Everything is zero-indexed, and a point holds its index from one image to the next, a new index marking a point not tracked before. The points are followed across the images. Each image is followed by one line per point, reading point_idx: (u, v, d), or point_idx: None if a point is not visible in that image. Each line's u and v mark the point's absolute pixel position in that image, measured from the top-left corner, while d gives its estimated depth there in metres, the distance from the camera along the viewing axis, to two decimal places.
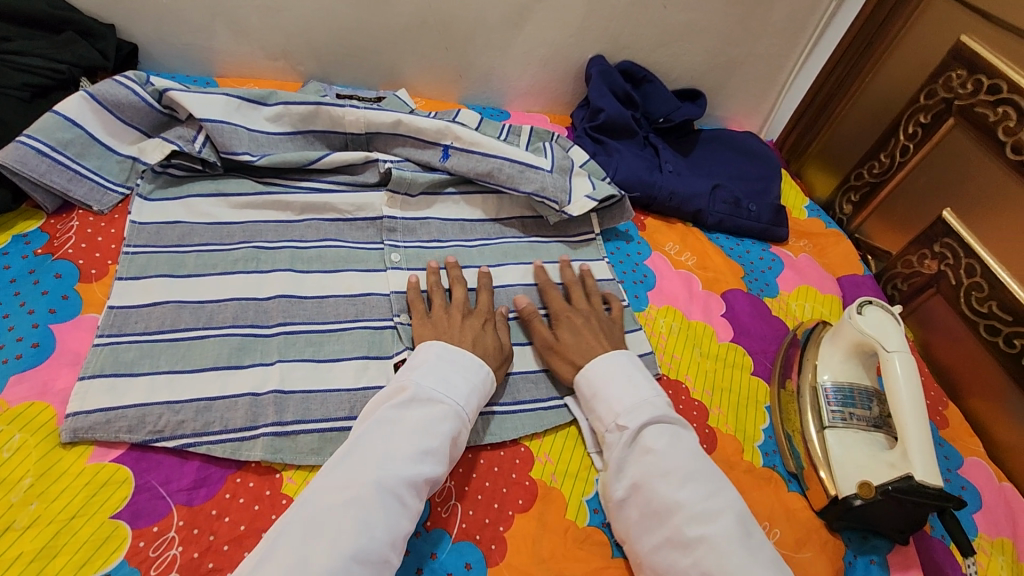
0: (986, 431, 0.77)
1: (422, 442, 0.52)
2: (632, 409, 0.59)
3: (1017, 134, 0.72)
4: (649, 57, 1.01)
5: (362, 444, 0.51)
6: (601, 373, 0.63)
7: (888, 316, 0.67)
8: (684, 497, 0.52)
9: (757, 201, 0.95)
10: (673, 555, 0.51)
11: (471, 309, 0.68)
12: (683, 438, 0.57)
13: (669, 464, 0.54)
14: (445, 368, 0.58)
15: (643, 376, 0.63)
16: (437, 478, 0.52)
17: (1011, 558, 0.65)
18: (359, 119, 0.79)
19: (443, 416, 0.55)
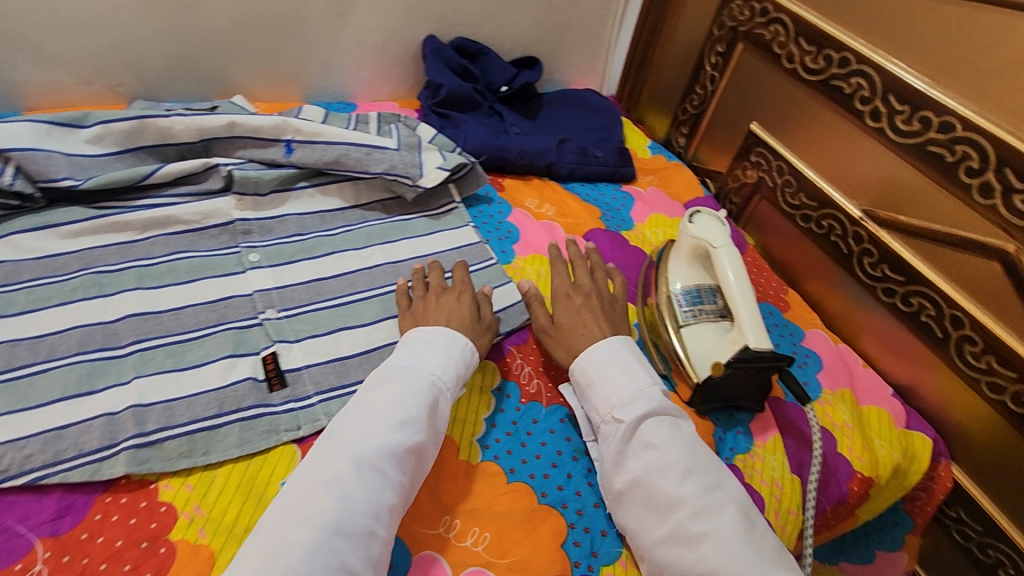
0: (822, 306, 0.89)
1: (398, 415, 0.54)
2: (629, 402, 0.59)
3: (788, 46, 0.84)
4: (480, 31, 1.05)
5: (336, 433, 0.54)
6: (597, 365, 0.63)
7: (713, 220, 0.75)
8: (685, 491, 0.53)
9: (602, 147, 1.02)
10: (678, 550, 0.52)
11: (445, 288, 0.70)
12: (682, 429, 0.59)
13: (670, 457, 0.55)
14: (419, 347, 0.60)
15: (638, 365, 0.63)
16: (421, 447, 0.54)
17: (851, 404, 0.76)
18: (190, 127, 0.77)
19: (418, 387, 0.57)
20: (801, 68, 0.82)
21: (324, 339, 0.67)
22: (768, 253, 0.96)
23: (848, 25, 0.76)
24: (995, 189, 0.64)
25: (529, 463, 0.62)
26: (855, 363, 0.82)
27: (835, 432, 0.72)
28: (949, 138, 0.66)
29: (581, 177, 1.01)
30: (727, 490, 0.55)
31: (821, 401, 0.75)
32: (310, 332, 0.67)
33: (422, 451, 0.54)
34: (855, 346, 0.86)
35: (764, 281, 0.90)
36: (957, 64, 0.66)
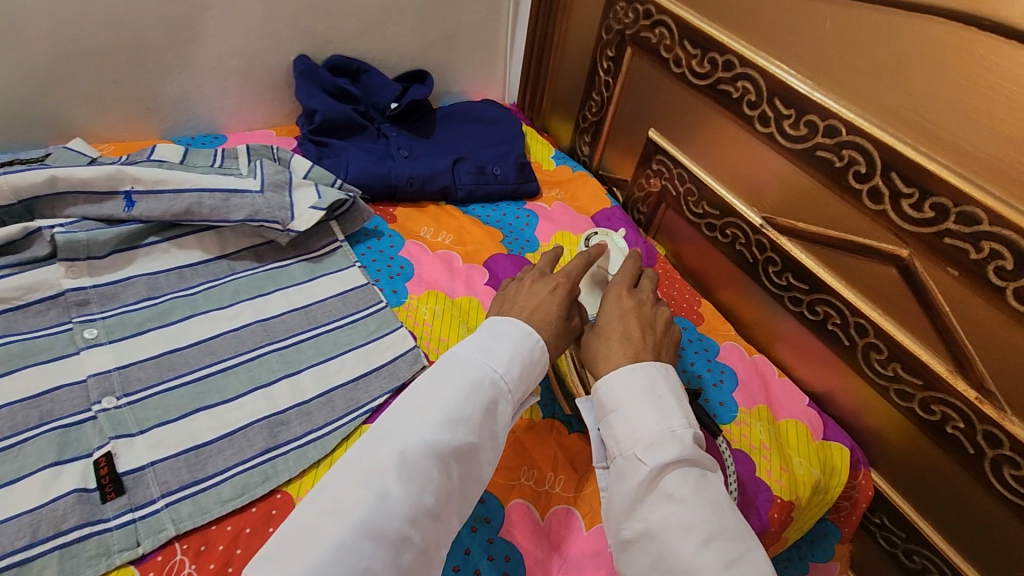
0: (736, 315, 0.86)
1: (450, 412, 0.49)
2: (654, 444, 0.50)
3: (674, 49, 0.79)
4: (358, 47, 0.97)
5: (387, 425, 0.49)
6: (627, 391, 0.54)
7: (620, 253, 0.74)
8: (704, 561, 0.45)
9: (501, 163, 0.96)
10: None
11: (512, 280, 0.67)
12: (711, 484, 0.49)
13: (691, 515, 0.46)
14: (487, 339, 0.55)
15: (676, 399, 0.54)
16: (469, 450, 0.49)
17: (768, 421, 0.73)
18: (1, 186, 0.66)
19: (475, 381, 0.51)
20: (689, 72, 0.78)
21: (175, 425, 0.58)
22: (681, 262, 0.93)
23: (730, 25, 0.72)
24: (883, 194, 0.61)
25: None
26: (771, 375, 0.79)
27: (752, 454, 0.69)
28: (835, 142, 0.64)
29: (481, 197, 0.94)
30: (752, 563, 0.46)
31: (737, 422, 0.72)
32: (159, 419, 0.58)
33: (472, 455, 0.50)
34: (771, 354, 0.83)
35: (677, 294, 0.87)
36: (836, 65, 0.63)
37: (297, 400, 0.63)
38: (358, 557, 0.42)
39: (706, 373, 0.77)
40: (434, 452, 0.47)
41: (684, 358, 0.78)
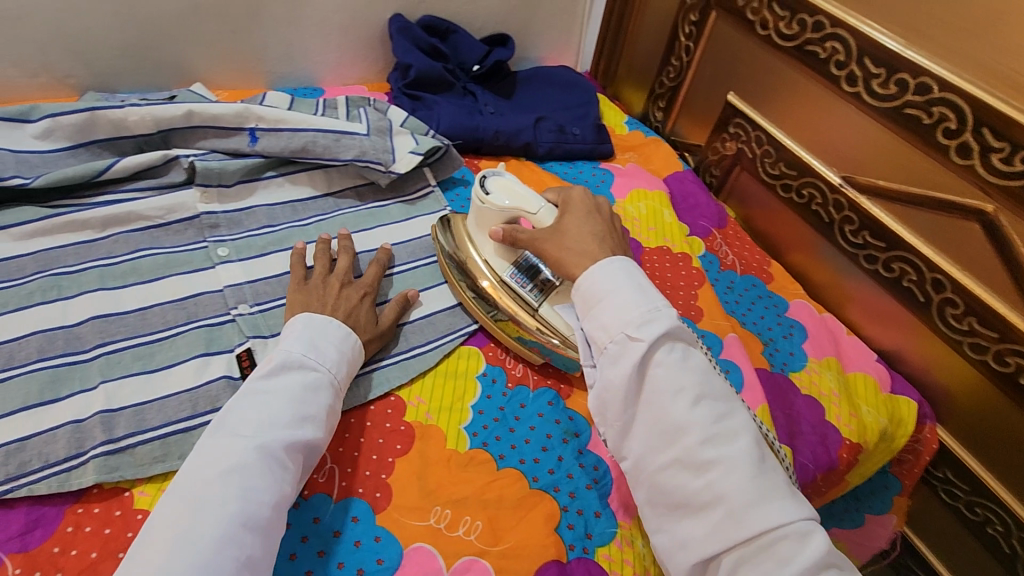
0: (805, 276, 0.89)
1: (299, 408, 0.51)
2: (644, 322, 0.52)
3: (761, 12, 0.82)
4: (447, 8, 1.02)
5: (230, 418, 0.49)
6: (608, 282, 0.56)
7: (506, 183, 0.70)
8: (698, 417, 0.49)
9: (579, 124, 1.00)
10: (682, 477, 0.48)
11: (353, 280, 0.66)
12: (694, 355, 0.53)
13: (688, 382, 0.50)
14: (314, 337, 0.56)
15: (649, 286, 0.56)
16: (319, 444, 0.52)
17: (837, 371, 0.77)
18: (145, 117, 0.73)
19: (316, 382, 0.53)
20: (775, 35, 0.81)
21: None
22: (751, 224, 0.96)
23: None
24: (972, 149, 0.63)
25: (518, 447, 0.61)
26: (840, 332, 0.83)
27: (822, 400, 0.73)
28: (926, 99, 0.66)
29: (559, 155, 0.99)
30: (739, 420, 0.50)
31: (806, 371, 0.76)
32: None
33: (319, 448, 0.52)
34: (840, 313, 0.86)
35: (748, 254, 0.91)
36: (931, 23, 0.65)
37: (405, 320, 0.69)
38: (237, 547, 0.42)
39: (777, 326, 0.81)
40: (303, 441, 0.49)
41: (755, 311, 0.82)
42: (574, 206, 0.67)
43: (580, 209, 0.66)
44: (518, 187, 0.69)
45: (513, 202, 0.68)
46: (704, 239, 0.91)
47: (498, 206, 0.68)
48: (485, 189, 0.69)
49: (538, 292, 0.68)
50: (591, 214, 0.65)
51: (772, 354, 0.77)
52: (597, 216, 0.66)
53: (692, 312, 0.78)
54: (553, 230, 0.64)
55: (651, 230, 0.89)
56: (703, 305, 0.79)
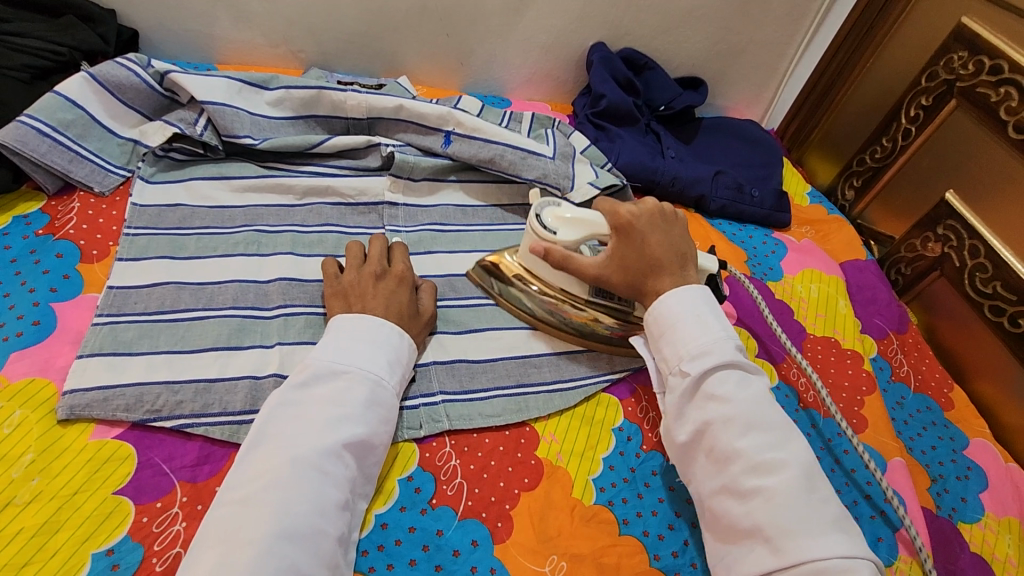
0: (991, 412, 0.78)
1: (332, 412, 0.50)
2: (699, 356, 0.55)
3: (1020, 113, 0.73)
4: (649, 44, 1.00)
5: (268, 435, 0.49)
6: (669, 311, 0.59)
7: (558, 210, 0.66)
8: (744, 445, 0.50)
9: (759, 186, 0.95)
10: (728, 504, 0.49)
11: (385, 269, 0.63)
12: (752, 383, 0.54)
13: (732, 409, 0.51)
14: (341, 340, 0.54)
15: (714, 315, 0.58)
16: (367, 440, 0.50)
17: (1019, 537, 0.66)
18: (361, 104, 0.78)
19: (351, 384, 0.52)
20: None
21: (455, 337, 0.67)
22: (934, 337, 0.86)
23: None
24: None
25: (643, 517, 0.57)
26: None
27: (993, 565, 0.63)
28: None
29: (730, 215, 0.94)
30: (792, 452, 0.50)
31: (980, 525, 0.66)
32: (442, 327, 0.67)
33: (370, 444, 0.51)
34: None
35: (925, 369, 0.81)
36: None
37: (550, 350, 0.68)
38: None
39: (950, 463, 0.71)
40: (342, 443, 0.48)
41: (925, 439, 0.73)
42: (638, 220, 0.63)
43: (648, 229, 0.62)
44: (575, 212, 0.66)
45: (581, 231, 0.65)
46: (878, 340, 0.82)
47: (569, 244, 0.65)
48: (545, 227, 0.65)
49: (623, 302, 0.67)
50: (650, 231, 0.62)
51: (941, 494, 0.68)
52: (657, 229, 0.63)
53: (852, 421, 0.71)
54: (611, 255, 0.63)
55: (820, 317, 0.82)
56: (868, 416, 0.72)
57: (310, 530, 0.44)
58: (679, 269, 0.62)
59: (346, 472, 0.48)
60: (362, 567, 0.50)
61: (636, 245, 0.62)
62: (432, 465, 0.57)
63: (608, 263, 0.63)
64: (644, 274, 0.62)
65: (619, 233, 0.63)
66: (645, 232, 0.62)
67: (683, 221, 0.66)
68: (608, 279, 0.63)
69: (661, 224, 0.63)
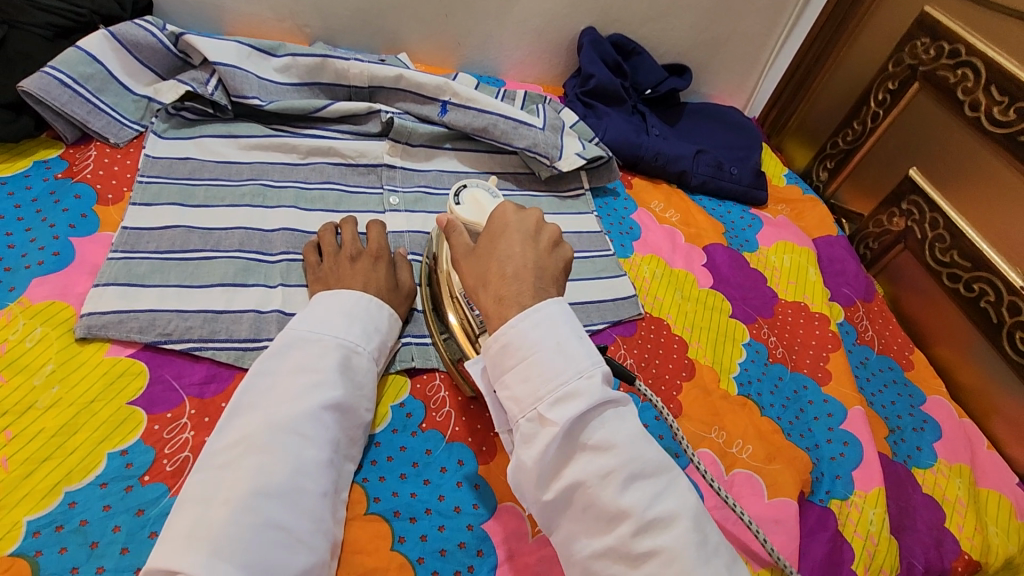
0: (949, 374, 0.83)
1: (308, 378, 0.51)
2: (561, 400, 0.44)
3: (975, 93, 0.79)
4: (638, 30, 1.06)
5: (248, 401, 0.50)
6: (526, 341, 0.46)
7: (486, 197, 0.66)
8: (630, 502, 0.41)
9: (738, 165, 1.00)
10: (617, 567, 0.41)
11: (361, 250, 0.65)
12: (626, 419, 0.45)
13: (613, 460, 0.42)
14: (319, 312, 0.56)
15: (577, 340, 0.47)
16: (338, 404, 0.51)
17: (968, 481, 0.70)
18: (363, 72, 0.83)
19: (324, 351, 0.53)
20: (986, 118, 0.77)
21: None
22: (899, 307, 0.91)
23: None
24: None
25: None
26: (979, 442, 0.76)
27: (944, 505, 0.68)
28: None
29: (710, 191, 0.99)
30: (676, 489, 0.43)
31: (933, 470, 0.71)
32: None
33: (344, 408, 0.52)
34: (980, 425, 0.79)
35: (889, 334, 0.86)
36: None
37: None
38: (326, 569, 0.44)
39: (908, 416, 0.76)
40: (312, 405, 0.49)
41: (885, 395, 0.77)
42: (505, 224, 0.54)
43: (516, 229, 0.53)
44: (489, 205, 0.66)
45: (474, 216, 0.64)
46: (845, 307, 0.87)
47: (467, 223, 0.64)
48: (456, 201, 0.66)
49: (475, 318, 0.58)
50: (513, 231, 0.53)
51: (897, 442, 0.72)
52: (523, 235, 0.53)
53: (817, 375, 0.76)
54: (471, 249, 0.54)
55: (791, 284, 0.87)
56: (833, 371, 0.77)
57: (287, 488, 0.45)
58: (534, 284, 0.50)
59: (318, 435, 0.49)
60: (357, 477, 0.54)
61: (494, 239, 0.53)
62: (423, 394, 0.61)
63: (466, 256, 0.54)
64: (492, 279, 0.51)
65: (489, 227, 0.54)
66: (509, 233, 0.53)
67: (562, 252, 0.55)
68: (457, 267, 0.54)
69: (531, 233, 0.54)
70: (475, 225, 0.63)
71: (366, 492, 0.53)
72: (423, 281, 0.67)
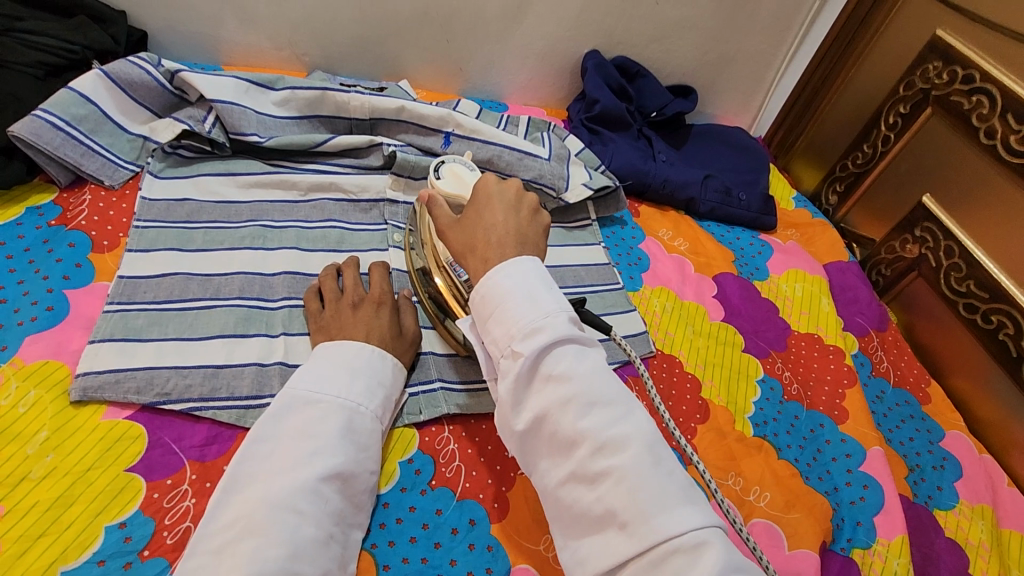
0: (967, 406, 0.81)
1: (307, 444, 0.49)
2: (528, 334, 0.44)
3: (991, 120, 0.77)
4: (642, 52, 1.04)
5: (246, 470, 0.48)
6: (499, 288, 0.47)
7: (461, 171, 0.70)
8: (588, 425, 0.41)
9: (747, 190, 0.98)
10: (578, 491, 0.40)
11: (363, 295, 0.63)
12: (591, 356, 0.45)
13: (573, 388, 0.42)
14: (321, 367, 0.54)
15: (544, 287, 0.47)
16: (344, 471, 0.49)
17: (991, 523, 0.69)
18: (364, 105, 0.81)
19: (325, 413, 0.51)
20: (1002, 146, 0.75)
21: None
22: (913, 335, 0.90)
23: None
24: None
25: None
26: (1000, 480, 0.74)
27: (968, 549, 0.66)
28: None
29: (718, 217, 0.97)
30: (637, 423, 0.42)
31: (955, 512, 0.69)
32: None
33: (350, 475, 0.50)
34: (1000, 460, 0.77)
35: (904, 366, 0.84)
36: None
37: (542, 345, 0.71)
38: None
39: (927, 454, 0.74)
40: (319, 475, 0.47)
41: (904, 432, 0.76)
42: (484, 193, 0.56)
43: (495, 198, 0.56)
44: (467, 177, 0.69)
45: (456, 189, 0.68)
46: (859, 337, 0.85)
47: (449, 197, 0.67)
48: (436, 176, 0.69)
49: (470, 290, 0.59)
50: (495, 202, 0.55)
51: (917, 483, 0.71)
52: (502, 203, 0.55)
53: (834, 412, 0.74)
54: (458, 220, 0.56)
55: (804, 315, 0.85)
56: (849, 408, 0.75)
57: (293, 569, 0.43)
58: (517, 244, 0.52)
59: (325, 507, 0.47)
60: (366, 544, 0.52)
61: (479, 210, 0.55)
62: (432, 448, 0.59)
63: (452, 225, 0.56)
64: (478, 244, 0.52)
65: (471, 199, 0.57)
66: (490, 202, 0.55)
67: (540, 219, 0.57)
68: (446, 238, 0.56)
69: (512, 202, 0.56)
70: (456, 198, 0.67)
71: (375, 560, 0.51)
72: (438, 317, 0.66)
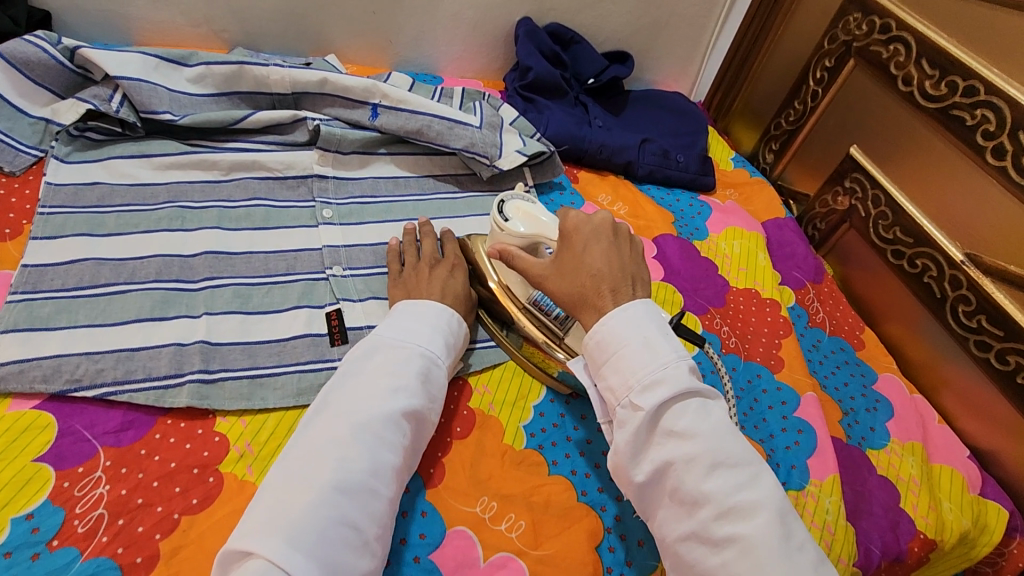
0: (899, 350, 0.84)
1: (391, 382, 0.50)
2: (648, 386, 0.46)
3: (907, 68, 0.79)
4: (576, 18, 1.03)
5: (331, 403, 0.50)
6: (614, 334, 0.49)
7: (526, 204, 0.64)
8: (712, 488, 0.43)
9: (685, 152, 0.99)
10: (700, 551, 0.43)
11: (438, 259, 0.67)
12: (713, 412, 0.46)
13: (696, 447, 0.44)
14: (405, 319, 0.56)
15: (663, 334, 0.49)
16: None
17: (921, 458, 0.71)
18: (285, 78, 0.78)
19: (406, 358, 0.53)
20: (918, 93, 0.77)
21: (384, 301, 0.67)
22: (848, 285, 0.92)
23: (971, 44, 0.71)
24: None
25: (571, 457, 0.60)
26: (930, 417, 0.77)
27: (898, 485, 0.68)
28: None
29: (659, 180, 0.97)
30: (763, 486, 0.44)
31: (886, 451, 0.71)
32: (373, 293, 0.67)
33: None
34: (932, 398, 0.80)
35: (839, 315, 0.86)
36: None
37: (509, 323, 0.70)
38: None
39: (860, 397, 0.76)
40: None
41: (838, 377, 0.77)
42: (576, 233, 0.56)
43: (591, 239, 0.55)
44: (540, 212, 0.63)
45: (531, 228, 0.61)
46: (795, 290, 0.87)
47: (518, 238, 0.62)
48: (503, 215, 0.63)
49: (560, 321, 0.62)
50: (593, 241, 0.55)
51: (851, 425, 0.73)
52: (598, 241, 0.55)
53: (771, 362, 0.76)
54: (553, 265, 0.56)
55: (742, 271, 0.87)
56: (785, 357, 0.76)
57: None
58: (627, 288, 0.53)
59: None
60: None
61: (577, 251, 0.55)
62: None
63: (550, 272, 0.56)
64: (587, 292, 0.53)
65: (561, 239, 0.56)
66: (587, 242, 0.55)
67: (637, 248, 0.58)
68: (547, 287, 0.56)
69: (609, 238, 0.56)
70: (535, 240, 0.61)
71: None
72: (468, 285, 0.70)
